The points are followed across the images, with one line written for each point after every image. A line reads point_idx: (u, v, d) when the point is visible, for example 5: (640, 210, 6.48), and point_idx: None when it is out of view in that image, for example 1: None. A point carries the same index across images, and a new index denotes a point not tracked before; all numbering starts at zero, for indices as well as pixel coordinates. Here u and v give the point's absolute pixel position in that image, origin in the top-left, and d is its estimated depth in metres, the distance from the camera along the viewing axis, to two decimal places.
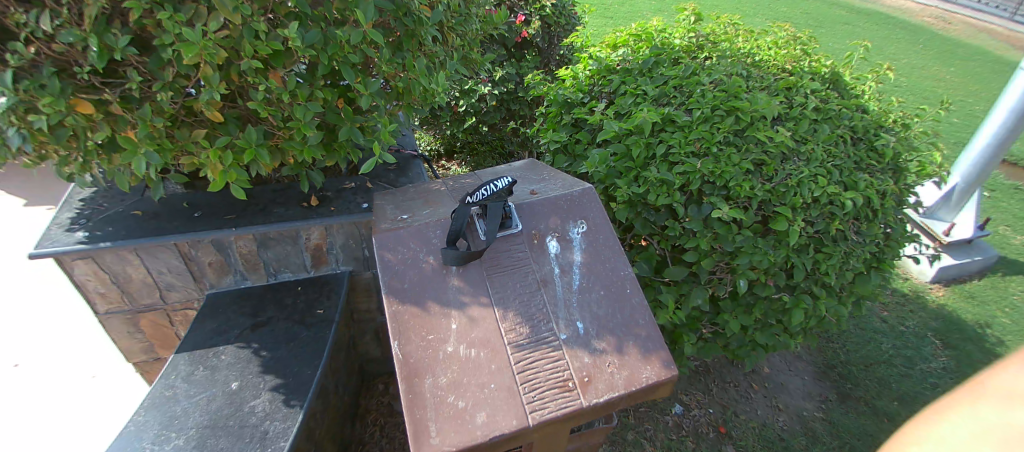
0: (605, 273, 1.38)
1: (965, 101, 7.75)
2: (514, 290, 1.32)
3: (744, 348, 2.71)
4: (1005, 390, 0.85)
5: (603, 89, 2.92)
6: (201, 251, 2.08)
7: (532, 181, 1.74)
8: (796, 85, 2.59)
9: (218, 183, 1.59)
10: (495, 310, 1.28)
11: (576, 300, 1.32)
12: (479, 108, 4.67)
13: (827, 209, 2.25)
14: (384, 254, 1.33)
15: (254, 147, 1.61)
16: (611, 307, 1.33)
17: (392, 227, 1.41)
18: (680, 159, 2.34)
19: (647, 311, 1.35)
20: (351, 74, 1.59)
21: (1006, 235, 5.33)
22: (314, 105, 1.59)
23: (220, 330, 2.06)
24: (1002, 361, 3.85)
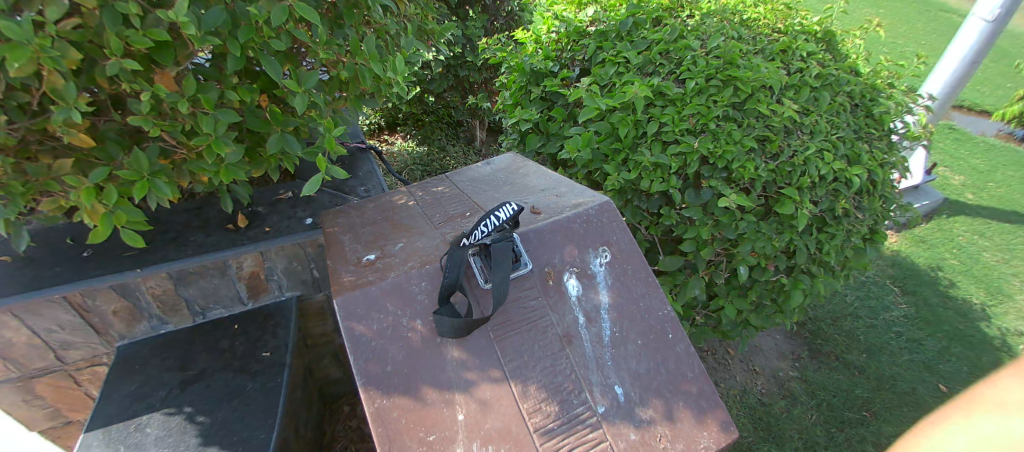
0: (638, 315, 1.12)
1: (903, 47, 7.92)
2: (533, 354, 1.02)
3: (736, 329, 2.60)
4: (999, 397, 0.98)
5: (575, 56, 2.53)
6: (101, 299, 1.59)
7: (524, 192, 1.41)
8: (791, 46, 2.36)
9: (102, 231, 1.10)
10: (512, 386, 0.98)
11: (610, 356, 1.05)
12: (424, 76, 4.16)
13: (832, 186, 2.11)
14: (354, 326, 0.97)
15: (147, 176, 1.14)
16: (652, 361, 1.07)
17: (359, 283, 1.04)
18: (673, 138, 2.07)
19: (692, 358, 1.11)
20: (275, 68, 1.12)
21: (947, 177, 5.64)
22: (227, 113, 1.13)
23: (139, 395, 1.61)
24: (955, 304, 4.09)
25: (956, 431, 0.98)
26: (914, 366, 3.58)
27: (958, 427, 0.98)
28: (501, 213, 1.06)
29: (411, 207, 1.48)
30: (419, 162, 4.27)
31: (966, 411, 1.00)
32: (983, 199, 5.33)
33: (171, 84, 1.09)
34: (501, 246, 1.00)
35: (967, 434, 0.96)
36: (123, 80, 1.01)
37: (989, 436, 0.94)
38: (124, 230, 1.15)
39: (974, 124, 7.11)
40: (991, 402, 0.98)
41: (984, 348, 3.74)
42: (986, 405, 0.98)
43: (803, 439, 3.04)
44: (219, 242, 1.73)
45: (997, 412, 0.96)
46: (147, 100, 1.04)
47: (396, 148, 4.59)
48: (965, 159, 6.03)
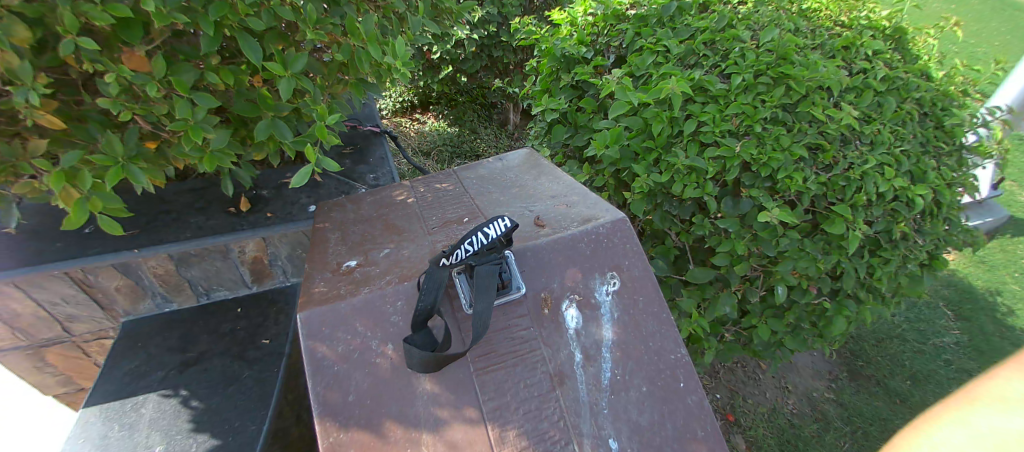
0: (645, 356, 0.98)
1: (982, 46, 6.91)
2: (517, 395, 0.89)
3: (769, 350, 2.36)
4: (998, 391, 0.83)
5: (611, 42, 2.30)
6: (103, 275, 1.57)
7: (533, 197, 1.27)
8: (854, 42, 2.05)
9: (76, 218, 1.03)
10: (490, 430, 0.86)
11: (607, 403, 0.91)
12: (456, 55, 3.98)
13: (890, 206, 1.85)
14: (314, 346, 0.86)
15: (122, 161, 1.07)
16: (657, 413, 0.94)
17: (329, 297, 0.92)
18: (712, 140, 1.84)
19: (702, 412, 0.97)
20: (255, 50, 1.01)
21: (1017, 192, 5.02)
22: (205, 98, 1.07)
23: (138, 374, 1.59)
24: (1013, 334, 3.62)
25: (950, 427, 0.82)
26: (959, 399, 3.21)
27: (950, 422, 0.82)
28: (491, 229, 0.92)
29: (410, 204, 1.37)
30: (448, 143, 4.14)
31: (957, 404, 0.84)
32: None
33: (141, 64, 1.01)
34: (488, 271, 0.87)
35: (965, 430, 0.80)
36: (87, 60, 0.94)
37: (989, 433, 0.78)
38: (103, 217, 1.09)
39: None
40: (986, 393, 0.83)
41: None
42: (977, 396, 0.84)
43: None
44: (222, 226, 1.68)
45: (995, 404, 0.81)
46: (113, 82, 0.96)
47: (427, 128, 4.47)
48: None
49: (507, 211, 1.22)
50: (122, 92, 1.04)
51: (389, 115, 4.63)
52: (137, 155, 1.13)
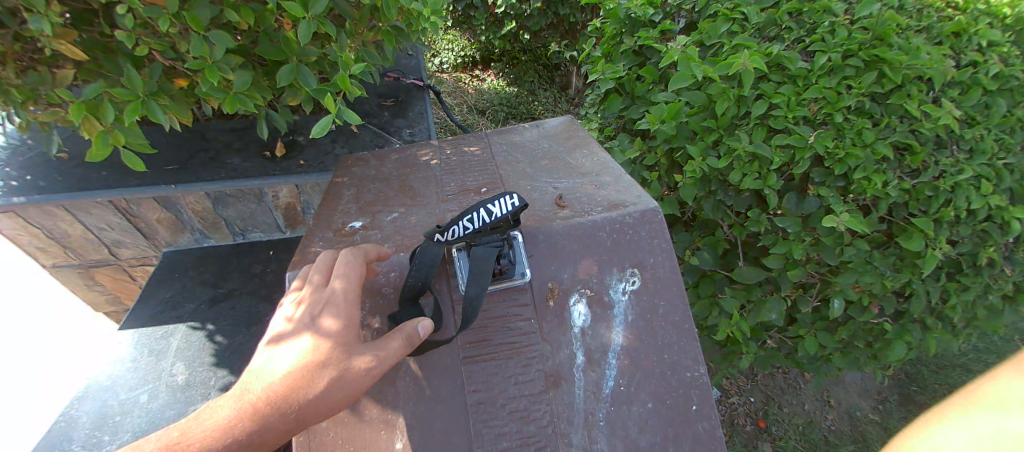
0: (656, 368, 0.94)
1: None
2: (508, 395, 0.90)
3: (814, 364, 2.15)
4: (999, 392, 0.75)
5: (684, 4, 2.03)
6: (144, 207, 1.67)
7: (562, 172, 1.19)
8: (967, 28, 1.63)
9: (97, 150, 1.19)
10: (474, 422, 0.89)
11: (604, 415, 0.91)
12: (521, 10, 3.74)
13: (979, 225, 1.60)
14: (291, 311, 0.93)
15: (142, 97, 1.22)
16: (659, 432, 0.91)
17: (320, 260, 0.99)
18: (784, 125, 1.61)
19: (715, 443, 0.93)
20: None
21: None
22: (218, 36, 1.16)
23: (173, 302, 1.71)
24: None
25: (951, 427, 0.74)
26: None
27: (952, 420, 0.74)
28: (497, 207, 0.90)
29: (432, 166, 1.29)
30: (504, 103, 3.96)
31: (954, 403, 0.76)
32: None
33: None
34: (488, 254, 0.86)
35: (969, 432, 0.72)
36: None
37: (990, 434, 0.71)
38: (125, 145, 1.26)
39: None
40: (985, 392, 0.75)
41: None
42: (977, 394, 0.76)
43: None
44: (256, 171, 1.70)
45: (996, 407, 0.73)
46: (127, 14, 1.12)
47: (486, 85, 4.31)
48: None
49: (533, 183, 1.16)
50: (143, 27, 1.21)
51: (448, 69, 4.49)
52: (157, 92, 1.29)
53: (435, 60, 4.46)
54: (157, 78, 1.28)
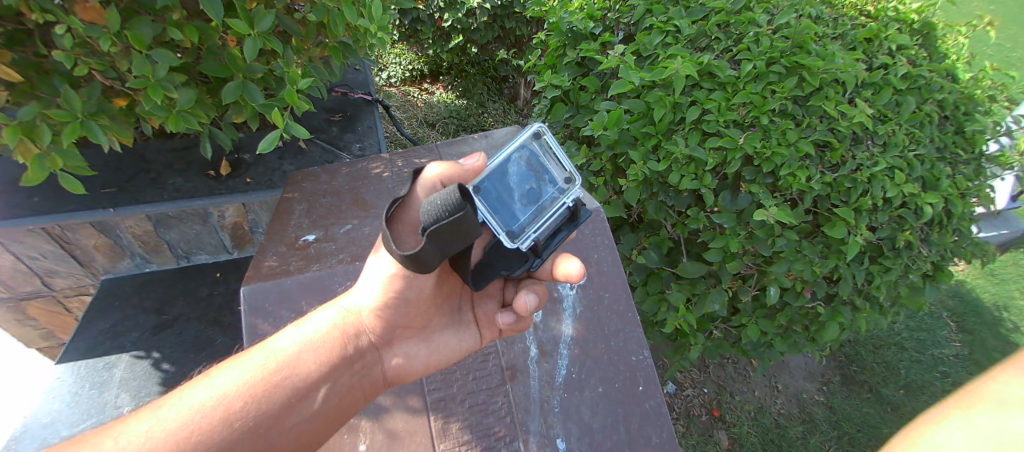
0: (603, 361, 1.36)
1: (1000, 46, 5.53)
2: (472, 391, 1.29)
3: (758, 350, 2.34)
4: (998, 392, 0.78)
5: (622, 18, 2.14)
6: (80, 233, 1.63)
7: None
8: (879, 35, 2.01)
9: (35, 172, 1.24)
10: (453, 415, 1.25)
11: (558, 400, 1.30)
12: (468, 25, 3.68)
13: (898, 212, 1.85)
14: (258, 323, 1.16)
15: (81, 118, 1.27)
16: (602, 412, 1.31)
17: (272, 274, 1.17)
18: (716, 129, 1.75)
19: (656, 420, 1.33)
20: (214, 7, 1.15)
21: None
22: (159, 53, 1.22)
23: (115, 333, 1.74)
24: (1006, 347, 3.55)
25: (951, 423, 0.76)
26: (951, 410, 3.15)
27: (952, 420, 0.77)
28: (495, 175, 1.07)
29: (381, 176, 1.41)
30: (455, 116, 3.99)
31: (959, 403, 0.79)
32: None
33: (94, 16, 1.22)
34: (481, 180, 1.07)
35: (970, 429, 0.74)
36: (44, 12, 1.16)
37: (996, 435, 0.73)
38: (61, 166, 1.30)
39: None
40: (992, 393, 0.78)
41: None
42: (980, 394, 0.78)
43: None
44: (198, 191, 1.69)
45: (999, 406, 0.76)
46: (63, 31, 1.18)
47: (435, 99, 4.27)
48: None
49: None
50: (80, 47, 1.27)
51: (396, 84, 4.38)
52: (97, 112, 1.35)
53: (382, 75, 4.34)
54: (95, 98, 1.33)
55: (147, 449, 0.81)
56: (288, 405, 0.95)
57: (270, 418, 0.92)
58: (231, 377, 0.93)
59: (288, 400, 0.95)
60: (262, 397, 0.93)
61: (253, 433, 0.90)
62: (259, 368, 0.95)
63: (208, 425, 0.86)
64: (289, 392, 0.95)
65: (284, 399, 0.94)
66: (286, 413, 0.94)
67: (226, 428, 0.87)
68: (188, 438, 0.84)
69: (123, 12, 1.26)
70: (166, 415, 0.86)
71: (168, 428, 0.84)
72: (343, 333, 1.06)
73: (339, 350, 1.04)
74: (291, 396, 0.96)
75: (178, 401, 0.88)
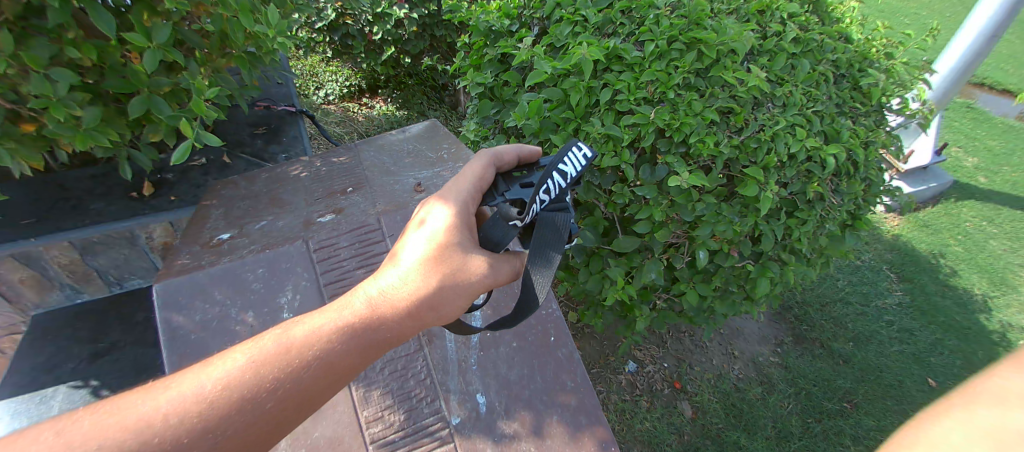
0: None
1: (916, 15, 6.17)
2: (390, 359, 1.39)
3: (703, 316, 2.46)
4: (998, 389, 0.70)
5: (535, 13, 2.24)
6: (3, 268, 1.75)
7: (410, 162, 1.80)
8: (769, 7, 2.21)
9: None
10: (374, 387, 1.34)
11: (474, 359, 1.41)
12: (399, 36, 3.74)
13: (805, 167, 2.02)
14: (179, 316, 1.30)
15: None
16: (518, 364, 1.42)
17: (185, 270, 1.39)
18: (628, 107, 1.87)
19: (571, 365, 1.45)
20: (107, 21, 1.21)
21: (958, 158, 4.78)
22: (58, 72, 1.25)
23: (48, 366, 1.80)
24: (953, 293, 3.57)
25: (948, 422, 0.69)
26: (902, 358, 3.17)
27: (948, 419, 0.70)
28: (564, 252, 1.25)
29: (300, 178, 1.77)
30: (397, 127, 3.99)
31: (957, 398, 0.72)
32: (1018, 172, 4.63)
33: None
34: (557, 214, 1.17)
35: (967, 430, 0.67)
36: None
37: (992, 432, 0.65)
38: None
39: (987, 99, 5.72)
40: (986, 389, 0.71)
41: (982, 343, 3.30)
42: (976, 391, 0.71)
43: (777, 430, 2.77)
44: (122, 213, 1.85)
45: (995, 403, 0.69)
46: None
47: (376, 112, 4.27)
48: (998, 120, 5.32)
49: (395, 177, 1.72)
50: None
51: (335, 100, 4.35)
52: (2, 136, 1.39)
53: (321, 93, 4.32)
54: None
55: (166, 420, 0.84)
56: (322, 381, 0.93)
57: (307, 393, 0.92)
58: (258, 352, 0.93)
59: (314, 385, 0.93)
60: (298, 372, 0.92)
61: (273, 413, 0.90)
62: (298, 341, 0.95)
63: (243, 395, 0.88)
64: (326, 368, 0.94)
65: (318, 375, 0.93)
66: (323, 387, 0.94)
67: (259, 399, 0.89)
68: (207, 409, 0.86)
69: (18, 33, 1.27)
70: (211, 376, 0.90)
71: (205, 389, 0.88)
72: (387, 312, 1.01)
73: (383, 326, 1.00)
74: (321, 377, 0.93)
75: (221, 366, 0.91)
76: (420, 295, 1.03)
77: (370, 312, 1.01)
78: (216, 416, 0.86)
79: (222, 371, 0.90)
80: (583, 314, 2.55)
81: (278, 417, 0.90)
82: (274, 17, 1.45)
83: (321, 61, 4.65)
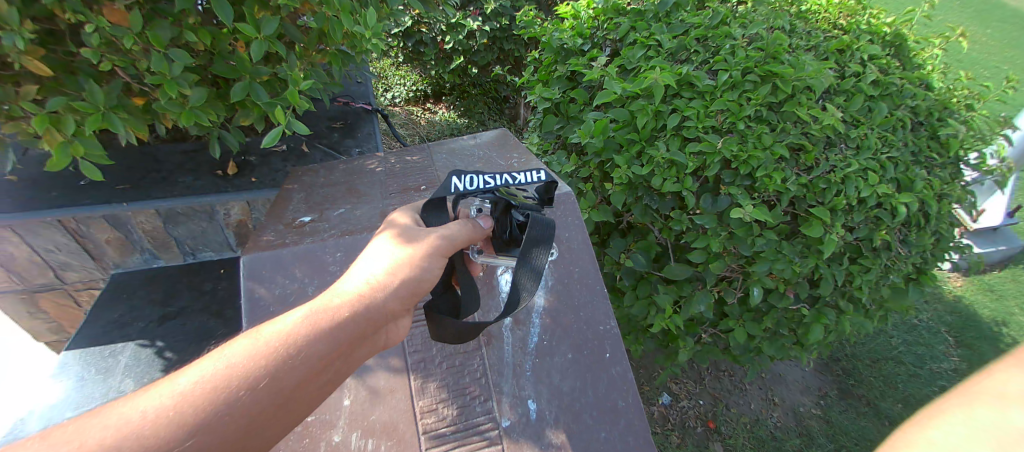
0: (574, 331, 1.48)
1: (998, 67, 5.74)
2: (450, 354, 1.41)
3: (748, 356, 2.36)
4: (1000, 386, 0.61)
5: (608, 35, 2.28)
6: (94, 227, 1.91)
7: (481, 165, 1.83)
8: (849, 47, 2.14)
9: (59, 158, 1.50)
10: (431, 379, 1.37)
11: (529, 364, 1.41)
12: (468, 46, 3.87)
13: (874, 213, 1.92)
14: (256, 289, 1.37)
15: (102, 110, 1.49)
16: (572, 376, 1.41)
17: (267, 245, 1.48)
18: (696, 134, 1.85)
19: (625, 384, 1.43)
20: (227, 13, 1.31)
21: None
22: (175, 53, 1.37)
23: (123, 322, 1.99)
24: None
25: (950, 423, 0.60)
26: None
27: (948, 417, 0.60)
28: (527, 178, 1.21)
29: (375, 173, 1.85)
30: (455, 133, 4.09)
31: (954, 398, 0.63)
32: None
33: (119, 17, 1.37)
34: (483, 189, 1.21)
35: (967, 428, 0.58)
36: (74, 11, 1.29)
37: (993, 430, 0.57)
38: (81, 160, 1.55)
39: None
40: (984, 386, 0.62)
41: None
42: (977, 389, 0.62)
43: None
44: (208, 188, 2.00)
45: (999, 400, 0.60)
46: (92, 30, 1.33)
47: (438, 117, 4.41)
48: None
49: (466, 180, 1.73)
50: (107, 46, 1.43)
51: (401, 103, 4.56)
52: (117, 107, 1.55)
53: (389, 94, 4.53)
54: (116, 93, 1.53)
55: (154, 418, 0.72)
56: (318, 370, 0.86)
57: (298, 388, 0.84)
58: (245, 345, 0.83)
59: (309, 373, 0.85)
60: (276, 369, 0.82)
61: (270, 406, 0.81)
62: (275, 339, 0.84)
63: (221, 398, 0.77)
64: (318, 362, 0.86)
65: (306, 371, 0.85)
66: (311, 384, 0.85)
67: (251, 395, 0.79)
68: (200, 406, 0.75)
69: (146, 15, 1.41)
70: (191, 375, 0.78)
71: (190, 389, 0.76)
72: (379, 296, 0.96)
73: (359, 320, 0.92)
74: (316, 366, 0.86)
75: (193, 367, 0.79)
76: (402, 288, 0.99)
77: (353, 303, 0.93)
78: (203, 417, 0.74)
79: (207, 367, 0.79)
80: (622, 338, 2.50)
81: (276, 407, 0.82)
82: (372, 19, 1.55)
83: (392, 65, 4.88)
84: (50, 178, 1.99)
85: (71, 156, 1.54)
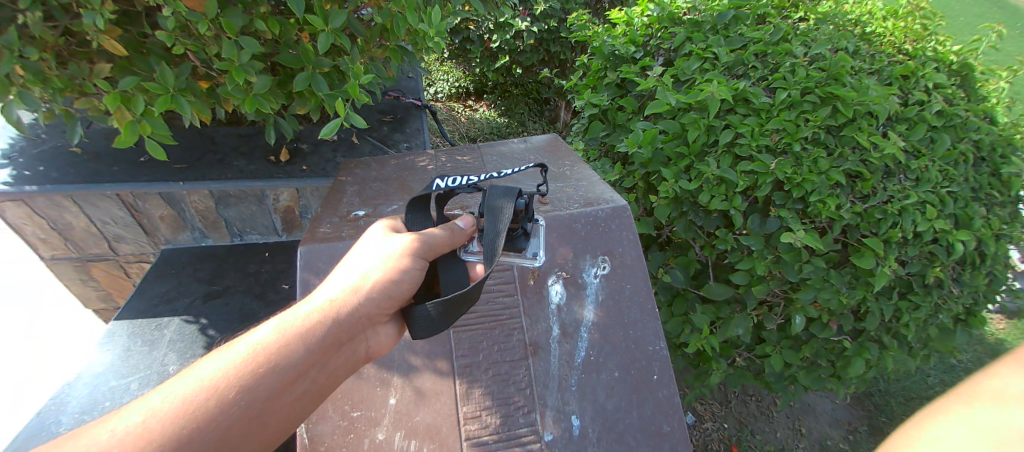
0: (623, 349, 1.45)
1: None
2: (496, 361, 1.40)
3: (781, 383, 2.27)
4: (996, 386, 0.59)
5: (662, 44, 2.23)
6: (149, 202, 2.01)
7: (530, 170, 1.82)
8: (915, 72, 2.03)
9: (127, 135, 1.56)
10: (477, 385, 1.36)
11: (575, 379, 1.40)
12: (514, 46, 3.87)
13: (928, 248, 1.82)
14: (312, 279, 1.41)
15: (171, 92, 1.54)
16: (617, 395, 1.40)
17: (324, 237, 1.50)
18: (748, 153, 1.79)
19: (670, 408, 1.41)
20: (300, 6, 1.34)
21: None
22: (246, 42, 1.41)
23: (171, 296, 2.07)
24: None
25: (948, 424, 0.57)
26: None
27: (945, 418, 0.58)
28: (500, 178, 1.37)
29: (426, 170, 1.88)
30: (494, 132, 4.10)
31: (952, 397, 0.60)
32: None
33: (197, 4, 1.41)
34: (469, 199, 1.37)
35: (967, 430, 0.55)
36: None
37: (991, 430, 0.54)
38: (148, 138, 1.62)
39: None
40: (981, 385, 0.59)
41: None
42: (973, 388, 0.59)
43: None
44: (260, 173, 2.05)
45: (996, 399, 0.57)
46: (169, 15, 1.38)
47: (478, 115, 4.44)
48: None
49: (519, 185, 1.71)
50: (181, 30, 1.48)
51: (442, 98, 4.62)
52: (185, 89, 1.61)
53: (431, 89, 4.58)
54: (185, 76, 1.60)
55: (126, 437, 0.71)
56: (292, 378, 0.86)
57: (275, 396, 0.84)
58: (217, 362, 0.83)
59: (284, 382, 0.85)
60: (251, 380, 0.82)
61: (247, 416, 0.81)
62: (248, 351, 0.85)
63: (196, 410, 0.76)
64: (292, 369, 0.86)
65: (281, 379, 0.85)
66: (287, 391, 0.85)
67: (227, 407, 0.78)
68: (174, 420, 0.74)
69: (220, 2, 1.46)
70: (161, 395, 0.77)
71: (160, 408, 0.75)
72: (348, 304, 0.98)
73: (330, 328, 0.93)
74: (290, 374, 0.86)
75: (164, 386, 0.79)
76: (371, 295, 1.01)
77: (322, 314, 0.94)
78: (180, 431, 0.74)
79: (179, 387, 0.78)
80: None
81: (252, 418, 0.81)
82: (436, 17, 1.56)
83: (437, 60, 4.93)
84: (113, 153, 2.09)
85: (138, 134, 1.60)
